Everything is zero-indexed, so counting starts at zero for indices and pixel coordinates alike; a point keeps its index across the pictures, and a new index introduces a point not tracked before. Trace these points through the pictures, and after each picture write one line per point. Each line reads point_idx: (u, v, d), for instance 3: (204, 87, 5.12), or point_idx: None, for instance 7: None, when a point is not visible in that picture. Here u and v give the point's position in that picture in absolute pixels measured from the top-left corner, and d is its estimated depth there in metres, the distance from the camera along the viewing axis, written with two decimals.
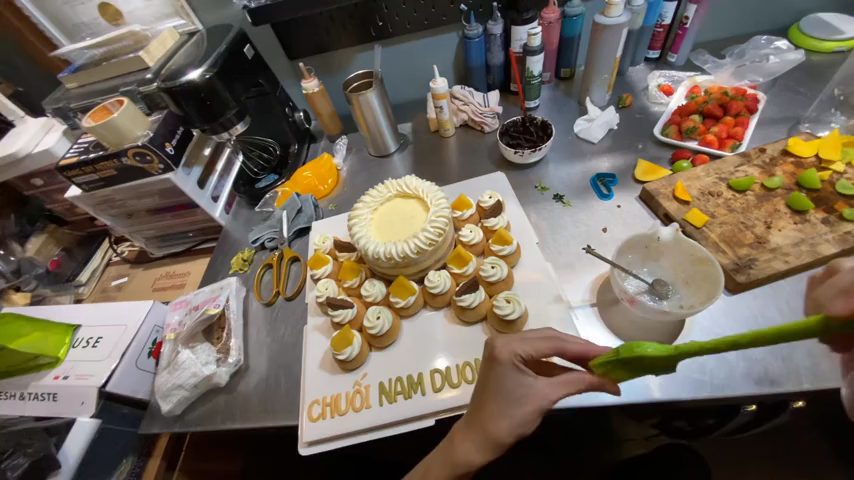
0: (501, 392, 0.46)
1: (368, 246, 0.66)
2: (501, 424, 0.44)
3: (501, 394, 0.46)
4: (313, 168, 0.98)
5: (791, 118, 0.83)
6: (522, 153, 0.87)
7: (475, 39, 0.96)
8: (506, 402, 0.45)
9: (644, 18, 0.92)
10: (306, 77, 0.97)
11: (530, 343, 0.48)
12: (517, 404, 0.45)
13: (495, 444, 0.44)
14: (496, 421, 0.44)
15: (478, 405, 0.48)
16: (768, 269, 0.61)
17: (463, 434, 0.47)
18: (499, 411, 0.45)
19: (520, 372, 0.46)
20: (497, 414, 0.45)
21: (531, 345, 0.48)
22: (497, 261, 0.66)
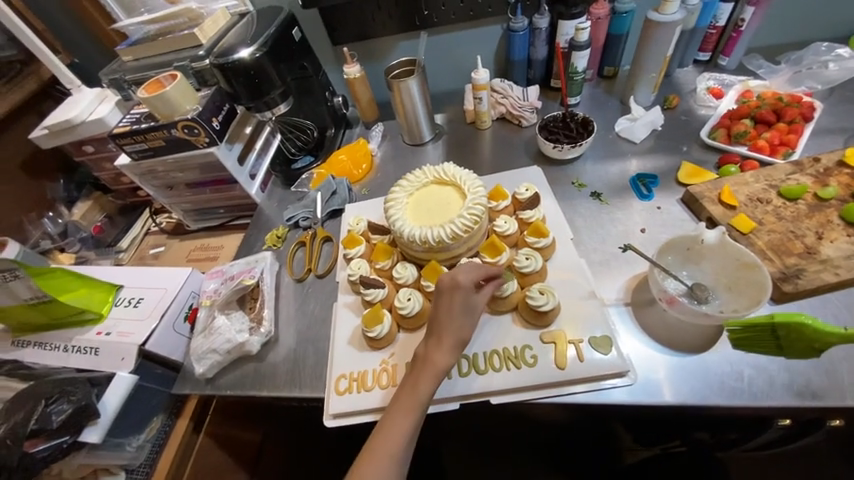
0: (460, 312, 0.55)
1: (404, 229, 0.67)
2: (465, 329, 0.55)
3: (462, 311, 0.55)
4: (348, 152, 1.01)
5: (848, 129, 0.79)
6: (560, 148, 0.86)
7: (520, 32, 0.95)
8: (464, 316, 0.55)
9: (698, 18, 0.89)
10: (348, 62, 0.98)
11: (476, 269, 0.59)
12: (469, 315, 0.56)
13: (460, 344, 0.55)
14: (463, 329, 0.55)
15: (438, 323, 0.56)
16: (818, 280, 0.58)
17: (437, 346, 0.54)
18: (461, 323, 0.55)
19: (469, 290, 0.56)
20: (461, 323, 0.55)
21: (477, 268, 0.59)
22: (531, 253, 0.66)
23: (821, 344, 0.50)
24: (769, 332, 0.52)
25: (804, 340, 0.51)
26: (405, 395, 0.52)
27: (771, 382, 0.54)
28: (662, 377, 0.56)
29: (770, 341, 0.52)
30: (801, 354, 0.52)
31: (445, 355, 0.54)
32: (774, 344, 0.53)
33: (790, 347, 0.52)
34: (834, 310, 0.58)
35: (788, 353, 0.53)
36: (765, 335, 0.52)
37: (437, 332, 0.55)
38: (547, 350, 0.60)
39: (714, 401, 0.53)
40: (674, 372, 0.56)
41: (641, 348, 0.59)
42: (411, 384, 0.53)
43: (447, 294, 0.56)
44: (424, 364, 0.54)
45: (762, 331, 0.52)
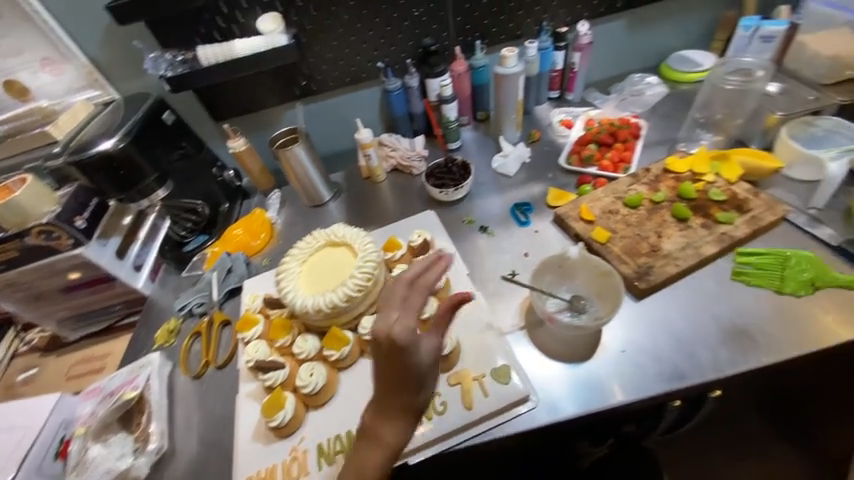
0: (398, 385, 0.47)
1: (295, 301, 0.66)
2: (413, 399, 0.48)
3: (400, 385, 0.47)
4: (244, 225, 0.98)
5: (669, 140, 0.94)
6: (447, 192, 0.93)
7: (395, 92, 1.03)
8: (406, 383, 0.47)
9: (540, 66, 1.05)
10: (231, 136, 0.98)
11: (409, 309, 0.49)
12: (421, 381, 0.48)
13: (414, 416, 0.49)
14: (409, 400, 0.48)
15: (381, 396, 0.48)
16: (663, 273, 0.69)
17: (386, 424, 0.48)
18: (407, 395, 0.48)
19: (412, 351, 0.47)
20: (403, 389, 0.47)
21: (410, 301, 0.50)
22: (426, 298, 0.68)
23: (818, 281, 0.65)
24: (780, 262, 0.68)
25: (815, 268, 0.66)
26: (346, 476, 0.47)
27: (646, 374, 0.60)
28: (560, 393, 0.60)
29: (778, 272, 0.67)
30: (799, 290, 0.65)
31: (395, 432, 0.48)
32: (776, 278, 0.67)
33: (792, 281, 0.66)
34: (679, 296, 0.68)
35: (788, 289, 0.66)
36: (776, 267, 0.68)
37: (381, 389, 0.48)
38: (455, 392, 0.61)
39: (604, 405, 0.58)
40: (566, 384, 0.61)
41: (539, 369, 0.63)
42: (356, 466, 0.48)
43: (388, 361, 0.47)
44: (371, 440, 0.48)
45: (774, 261, 0.69)
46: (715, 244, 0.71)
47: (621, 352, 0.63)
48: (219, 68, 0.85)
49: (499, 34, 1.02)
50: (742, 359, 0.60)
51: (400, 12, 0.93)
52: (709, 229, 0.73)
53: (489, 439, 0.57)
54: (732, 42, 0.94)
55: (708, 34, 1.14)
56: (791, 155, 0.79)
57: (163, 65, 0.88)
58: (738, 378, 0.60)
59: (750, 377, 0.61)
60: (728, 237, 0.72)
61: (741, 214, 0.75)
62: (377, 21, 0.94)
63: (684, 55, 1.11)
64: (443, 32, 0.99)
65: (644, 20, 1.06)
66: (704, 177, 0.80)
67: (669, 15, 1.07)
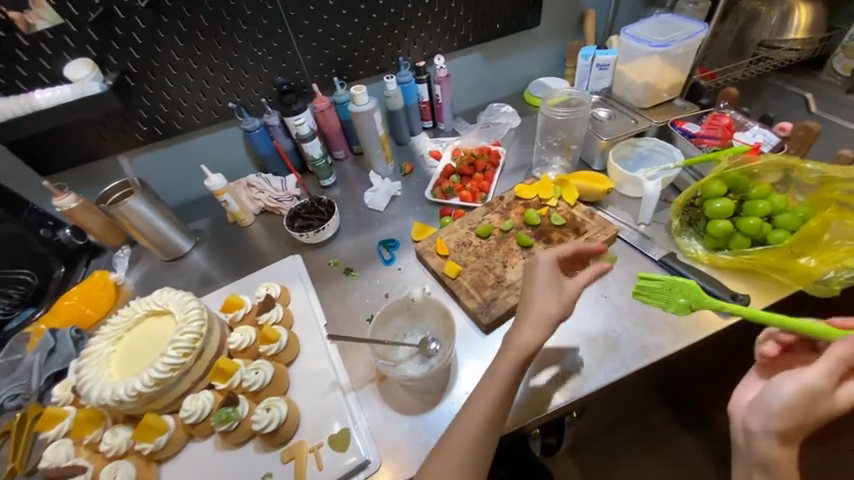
0: (544, 283, 0.58)
1: (93, 392, 0.56)
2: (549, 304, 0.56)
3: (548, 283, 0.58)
4: (81, 293, 0.85)
5: (527, 165, 1.00)
6: (309, 235, 0.89)
7: (255, 131, 0.98)
8: (563, 283, 0.58)
9: (404, 99, 1.06)
10: (56, 193, 0.86)
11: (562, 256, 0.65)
12: (569, 283, 0.58)
13: (550, 323, 0.55)
14: (540, 316, 0.55)
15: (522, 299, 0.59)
16: (505, 305, 0.69)
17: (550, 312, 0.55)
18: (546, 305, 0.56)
19: (554, 264, 0.60)
20: (553, 292, 0.57)
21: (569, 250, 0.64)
22: (260, 365, 0.62)
23: (697, 303, 0.59)
24: (668, 287, 0.61)
25: (691, 295, 0.60)
26: (488, 391, 0.52)
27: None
28: (399, 453, 0.57)
29: (662, 296, 0.61)
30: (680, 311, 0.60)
31: (532, 332, 0.54)
32: (667, 298, 0.61)
33: (673, 303, 0.61)
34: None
35: (672, 309, 0.61)
36: (662, 293, 0.61)
37: (520, 337, 0.55)
38: (287, 470, 0.55)
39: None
40: (407, 440, 0.58)
41: (383, 429, 0.59)
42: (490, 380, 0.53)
43: (532, 271, 0.60)
44: (508, 346, 0.55)
45: (665, 287, 0.61)
46: None
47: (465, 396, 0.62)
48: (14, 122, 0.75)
49: (358, 69, 1.03)
50: (572, 388, 0.63)
51: (240, 51, 0.90)
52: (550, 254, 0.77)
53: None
54: (578, 71, 1.04)
55: (561, 61, 1.23)
56: (620, 176, 0.85)
57: None
58: (570, 405, 0.62)
59: (586, 401, 0.64)
60: None
61: (578, 237, 0.79)
62: (217, 62, 0.89)
63: (540, 83, 1.20)
64: (296, 70, 0.97)
65: (498, 52, 1.14)
66: (549, 202, 0.85)
67: (520, 47, 1.15)
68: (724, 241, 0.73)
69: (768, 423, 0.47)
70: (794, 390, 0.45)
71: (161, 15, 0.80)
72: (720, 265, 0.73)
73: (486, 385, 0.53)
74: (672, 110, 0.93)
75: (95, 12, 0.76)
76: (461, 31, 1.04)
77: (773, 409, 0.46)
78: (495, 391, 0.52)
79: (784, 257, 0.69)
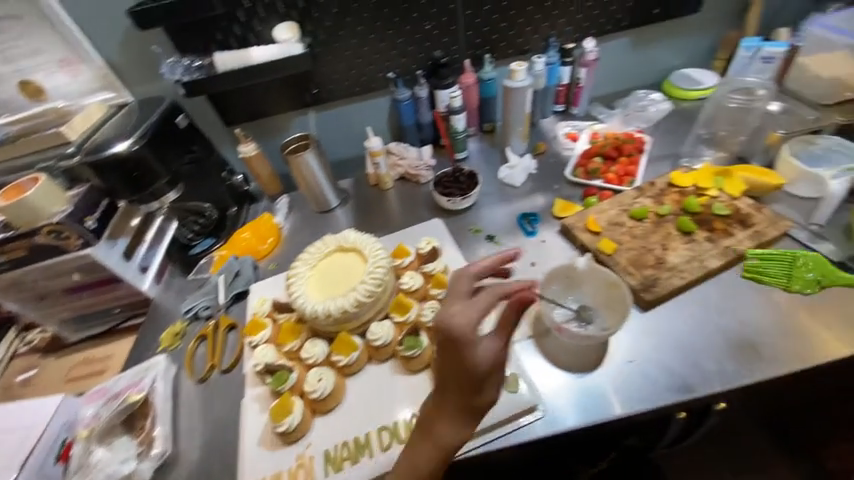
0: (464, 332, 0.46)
1: (306, 306, 0.65)
2: None
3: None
4: (252, 229, 0.97)
5: (674, 154, 0.96)
6: (454, 200, 0.95)
7: (405, 102, 1.04)
8: None
9: (546, 81, 1.06)
10: (242, 141, 0.98)
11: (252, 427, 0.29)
12: None
13: None
14: None
15: None
16: (669, 285, 0.70)
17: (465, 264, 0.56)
18: None
19: None
20: None
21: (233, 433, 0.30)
22: (437, 306, 0.67)
23: (824, 278, 0.68)
24: (789, 260, 0.71)
25: (818, 270, 0.69)
26: (442, 430, 0.49)
27: (653, 384, 0.62)
28: (574, 407, 0.61)
29: (780, 271, 0.70)
30: (803, 286, 0.68)
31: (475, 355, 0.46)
32: (779, 272, 0.70)
33: (795, 279, 0.69)
34: (693, 312, 0.69)
35: (794, 286, 0.68)
36: (783, 264, 0.71)
37: None
38: None
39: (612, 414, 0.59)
40: (571, 393, 0.62)
41: (545, 377, 0.64)
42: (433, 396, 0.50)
43: None
44: None
45: (782, 258, 0.72)
46: (719, 258, 0.72)
47: (633, 366, 0.64)
48: (238, 73, 0.87)
49: (508, 48, 1.03)
50: (749, 372, 0.61)
51: (412, 24, 0.94)
52: (714, 242, 0.75)
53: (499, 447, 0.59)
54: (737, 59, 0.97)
55: (710, 52, 1.17)
56: (793, 172, 0.80)
57: (179, 69, 0.88)
58: (748, 390, 0.61)
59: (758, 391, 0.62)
60: (732, 251, 0.73)
61: (744, 229, 0.76)
62: (389, 33, 0.95)
63: (684, 73, 1.14)
64: (454, 45, 1.00)
65: (648, 37, 1.09)
66: (708, 193, 0.82)
67: (671, 34, 1.10)
68: None
69: None
70: None
71: None
72: None
73: (445, 429, 0.50)
74: None
75: None
76: (618, 14, 1.01)
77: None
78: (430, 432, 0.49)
79: None
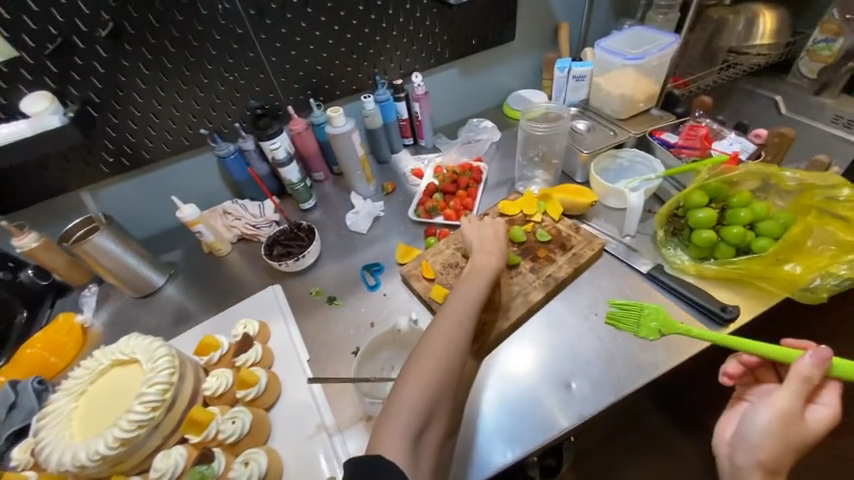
0: (492, 238, 0.74)
1: (52, 457, 0.52)
2: None
3: None
4: (43, 339, 0.79)
5: (509, 179, 0.99)
6: (288, 263, 0.86)
7: (230, 157, 0.94)
8: None
9: (383, 117, 1.04)
10: (16, 234, 0.80)
11: None
12: None
13: None
14: None
15: None
16: (497, 329, 0.68)
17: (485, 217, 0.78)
18: None
19: None
20: None
21: None
22: (238, 413, 0.58)
23: (666, 328, 0.65)
24: (636, 310, 0.68)
25: (662, 320, 0.66)
26: (427, 361, 0.54)
27: (494, 438, 0.59)
28: (458, 461, 0.57)
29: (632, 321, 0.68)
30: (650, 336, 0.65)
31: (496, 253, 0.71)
32: (633, 321, 0.68)
33: (645, 327, 0.66)
34: (538, 351, 0.68)
35: (643, 334, 0.66)
36: (636, 313, 0.68)
37: None
38: None
39: None
40: None
41: None
42: (449, 321, 0.59)
43: None
44: None
45: (633, 310, 0.69)
46: (542, 289, 0.72)
47: (484, 422, 0.61)
48: None
49: (334, 90, 1.00)
50: (573, 411, 0.60)
51: (209, 76, 0.86)
52: (537, 272, 0.75)
53: None
54: (555, 83, 1.05)
55: (538, 71, 1.26)
56: (603, 188, 0.86)
57: None
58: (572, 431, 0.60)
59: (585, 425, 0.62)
60: (553, 279, 0.73)
61: (564, 253, 0.78)
62: (185, 88, 0.85)
63: (519, 95, 1.21)
64: (270, 93, 0.94)
65: (475, 67, 1.14)
66: (533, 218, 0.84)
67: (495, 61, 1.16)
68: (709, 250, 0.73)
69: (755, 455, 0.52)
70: (771, 416, 0.51)
71: (124, 45, 0.76)
72: (708, 276, 0.73)
73: (440, 351, 0.55)
74: (649, 119, 0.95)
75: (52, 43, 0.71)
76: (438, 47, 1.03)
77: (757, 443, 0.52)
78: (431, 352, 0.55)
79: (770, 264, 0.68)
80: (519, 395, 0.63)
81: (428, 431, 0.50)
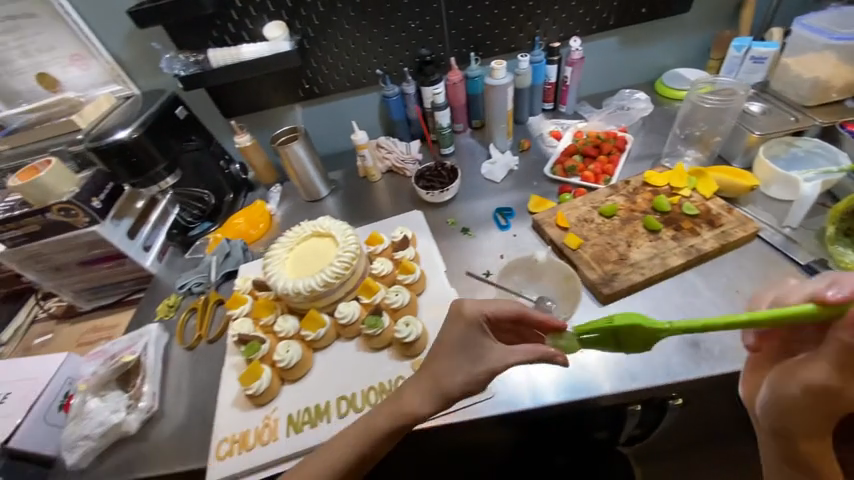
0: (461, 345, 0.54)
1: (279, 283, 0.72)
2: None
3: (463, 348, 0.53)
4: (246, 215, 1.05)
5: (654, 154, 0.98)
6: (433, 193, 0.98)
7: (393, 97, 1.08)
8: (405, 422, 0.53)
9: (532, 78, 1.08)
10: (238, 132, 1.05)
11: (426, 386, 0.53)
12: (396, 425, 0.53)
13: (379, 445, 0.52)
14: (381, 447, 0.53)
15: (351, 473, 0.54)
16: (628, 281, 0.71)
17: (462, 302, 0.56)
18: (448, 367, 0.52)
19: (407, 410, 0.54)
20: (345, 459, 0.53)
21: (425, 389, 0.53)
22: (400, 289, 0.73)
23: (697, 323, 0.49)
24: (609, 336, 0.45)
25: (637, 334, 0.43)
26: None
27: (602, 373, 0.65)
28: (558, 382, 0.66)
29: (623, 341, 0.45)
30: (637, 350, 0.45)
31: (464, 374, 0.51)
32: (615, 342, 0.45)
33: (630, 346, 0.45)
34: (625, 357, 0.66)
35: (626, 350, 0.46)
36: (623, 332, 0.44)
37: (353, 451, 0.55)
38: None
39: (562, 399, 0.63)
40: None
41: None
42: (365, 430, 0.52)
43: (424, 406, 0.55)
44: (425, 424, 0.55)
45: (606, 335, 0.45)
46: (682, 256, 0.73)
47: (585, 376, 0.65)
48: (236, 65, 0.92)
49: (494, 46, 1.07)
50: (698, 367, 0.63)
51: (397, 22, 0.99)
52: (679, 241, 0.76)
53: (460, 421, 0.63)
54: (726, 62, 1.00)
55: (703, 52, 1.18)
56: (769, 174, 0.81)
57: (177, 64, 0.95)
58: (692, 384, 0.63)
59: (704, 386, 0.64)
60: (696, 250, 0.74)
61: (712, 229, 0.77)
62: (376, 31, 0.99)
63: (676, 73, 1.16)
64: (439, 43, 1.04)
65: (635, 38, 1.11)
66: (681, 192, 0.84)
67: (657, 35, 1.12)
68: None
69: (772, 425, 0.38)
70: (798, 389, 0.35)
71: None
72: None
73: None
74: (838, 110, 0.86)
75: None
76: (604, 13, 1.03)
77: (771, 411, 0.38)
78: None
79: None
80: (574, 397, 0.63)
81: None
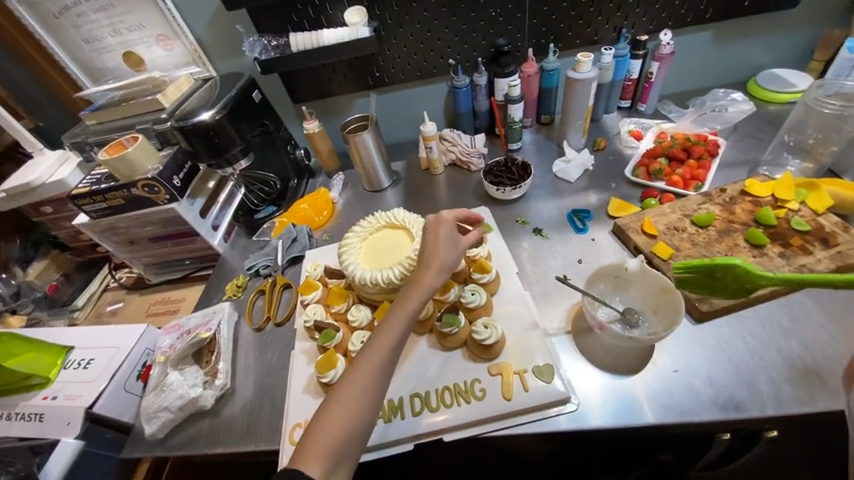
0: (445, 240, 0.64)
1: (355, 272, 0.71)
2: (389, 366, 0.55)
3: (448, 238, 0.64)
4: (310, 201, 1.06)
5: (750, 161, 0.90)
6: (504, 190, 0.94)
7: (463, 89, 1.04)
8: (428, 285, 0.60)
9: (613, 73, 1.02)
10: (308, 118, 1.05)
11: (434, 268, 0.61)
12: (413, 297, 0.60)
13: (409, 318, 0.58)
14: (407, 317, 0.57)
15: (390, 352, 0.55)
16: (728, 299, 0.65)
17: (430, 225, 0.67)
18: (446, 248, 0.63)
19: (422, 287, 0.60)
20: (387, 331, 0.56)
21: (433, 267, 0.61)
22: (477, 288, 0.72)
23: (751, 284, 0.59)
24: (705, 274, 0.60)
25: (741, 281, 0.59)
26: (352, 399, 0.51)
27: (695, 396, 0.59)
28: (644, 400, 0.60)
29: (710, 283, 0.61)
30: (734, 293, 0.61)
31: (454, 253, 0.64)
32: (711, 285, 0.61)
33: (724, 288, 0.61)
34: (679, 382, 0.61)
35: (719, 292, 0.62)
36: (707, 278, 0.60)
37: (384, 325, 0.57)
38: (495, 382, 0.64)
39: (647, 421, 0.57)
40: (615, 396, 0.61)
41: (585, 373, 0.64)
42: (403, 310, 0.57)
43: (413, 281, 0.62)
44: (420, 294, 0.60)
45: (703, 275, 0.60)
46: (793, 276, 0.66)
47: (680, 400, 0.59)
48: (315, 51, 0.92)
49: (575, 38, 1.01)
50: (816, 400, 0.56)
51: (477, 11, 0.95)
52: (787, 259, 0.69)
53: (539, 432, 0.59)
54: (836, 63, 0.90)
55: (806, 52, 1.07)
56: None
57: (258, 48, 0.96)
58: (804, 418, 0.56)
59: (815, 421, 0.58)
60: (808, 270, 0.66)
61: (826, 248, 0.69)
62: (454, 19, 0.96)
63: (774, 73, 1.05)
64: (517, 33, 1.00)
65: (732, 33, 1.02)
66: (787, 205, 0.76)
67: (758, 31, 1.02)
68: None
69: None
70: None
71: None
72: None
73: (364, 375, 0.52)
74: None
75: None
76: (702, 5, 0.95)
77: None
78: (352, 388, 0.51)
79: None
80: (627, 415, 0.58)
81: (349, 455, 0.49)
